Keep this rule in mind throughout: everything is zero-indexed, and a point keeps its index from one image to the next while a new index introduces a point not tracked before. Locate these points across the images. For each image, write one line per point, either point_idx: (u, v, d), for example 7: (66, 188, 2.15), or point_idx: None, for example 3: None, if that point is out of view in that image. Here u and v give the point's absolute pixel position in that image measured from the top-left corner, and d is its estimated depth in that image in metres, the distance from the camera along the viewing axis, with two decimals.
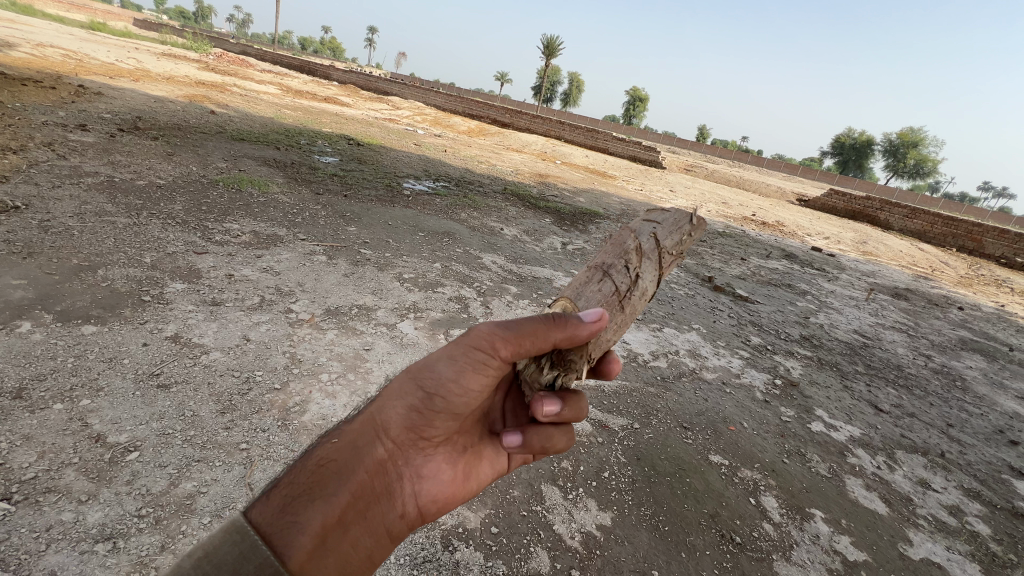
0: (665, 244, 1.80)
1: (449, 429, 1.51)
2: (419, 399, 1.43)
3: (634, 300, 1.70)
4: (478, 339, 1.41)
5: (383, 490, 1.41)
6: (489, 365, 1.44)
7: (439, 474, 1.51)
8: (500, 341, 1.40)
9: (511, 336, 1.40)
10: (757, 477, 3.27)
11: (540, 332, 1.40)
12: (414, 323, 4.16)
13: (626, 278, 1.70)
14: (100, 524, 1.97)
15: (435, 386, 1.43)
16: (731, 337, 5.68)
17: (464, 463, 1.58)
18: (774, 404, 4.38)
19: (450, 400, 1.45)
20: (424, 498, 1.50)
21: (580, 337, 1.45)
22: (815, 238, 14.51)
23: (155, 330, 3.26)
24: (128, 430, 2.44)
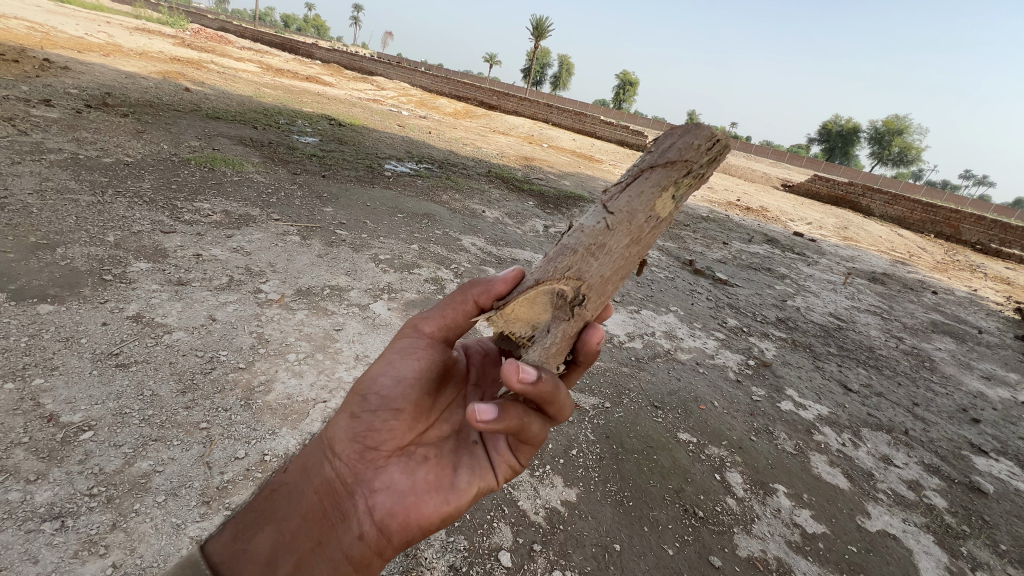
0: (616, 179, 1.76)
1: (396, 432, 1.49)
2: (356, 406, 1.52)
3: (569, 237, 1.70)
4: (403, 333, 1.65)
5: (337, 506, 1.44)
6: (420, 352, 1.62)
7: (394, 484, 1.44)
8: (424, 323, 1.67)
9: (431, 315, 1.68)
10: (724, 454, 3.32)
11: (452, 305, 1.67)
12: (388, 304, 4.11)
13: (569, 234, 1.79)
14: (48, 503, 1.93)
15: (369, 386, 1.55)
16: (707, 319, 5.74)
17: (428, 471, 1.47)
18: (746, 383, 4.45)
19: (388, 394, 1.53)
20: (381, 514, 1.42)
21: (502, 289, 1.68)
22: (798, 223, 14.66)
23: (115, 310, 3.18)
24: (83, 410, 2.39)
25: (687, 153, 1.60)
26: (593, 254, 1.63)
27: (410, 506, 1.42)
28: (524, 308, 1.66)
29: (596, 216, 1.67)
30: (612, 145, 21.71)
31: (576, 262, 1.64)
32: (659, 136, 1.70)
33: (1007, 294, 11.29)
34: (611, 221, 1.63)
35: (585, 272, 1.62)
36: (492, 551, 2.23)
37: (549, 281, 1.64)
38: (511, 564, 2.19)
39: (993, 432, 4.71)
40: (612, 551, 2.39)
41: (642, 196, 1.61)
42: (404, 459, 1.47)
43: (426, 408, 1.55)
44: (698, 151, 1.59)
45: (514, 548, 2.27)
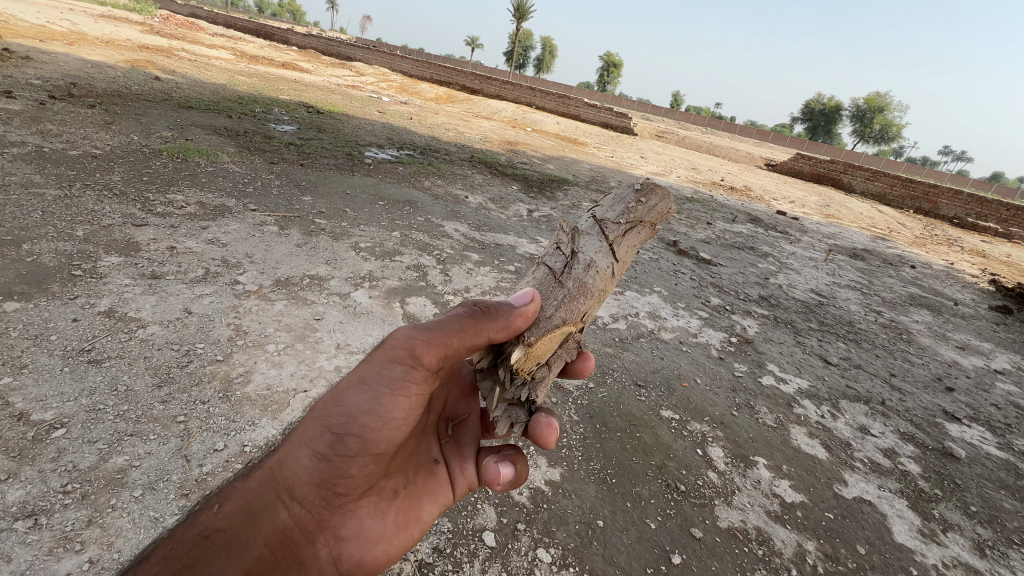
0: (609, 212, 1.97)
1: (370, 477, 1.53)
2: (330, 449, 1.43)
3: (574, 270, 1.84)
4: (397, 353, 1.48)
5: (296, 554, 1.44)
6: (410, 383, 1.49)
7: (365, 528, 1.54)
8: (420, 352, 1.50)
9: (433, 341, 1.52)
10: (705, 429, 3.38)
11: (465, 332, 1.57)
12: (369, 292, 4.07)
13: (564, 259, 1.88)
14: (21, 501, 1.89)
15: (345, 428, 1.43)
16: (691, 298, 5.79)
17: (398, 511, 1.61)
18: (728, 360, 4.51)
19: (362, 435, 1.44)
20: (346, 560, 1.53)
21: (521, 328, 1.68)
22: (781, 202, 14.79)
23: (86, 305, 3.10)
24: (55, 407, 2.34)
25: (663, 215, 2.01)
26: (599, 297, 1.89)
27: (378, 550, 1.56)
28: (543, 346, 1.73)
29: (604, 252, 1.88)
30: (597, 127, 21.55)
31: (590, 305, 1.85)
32: (650, 187, 1.97)
33: (982, 266, 11.54)
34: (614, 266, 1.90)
35: (592, 314, 1.87)
36: (477, 531, 2.25)
37: (570, 321, 1.77)
38: (495, 543, 2.21)
39: (966, 400, 4.85)
40: (595, 527, 2.42)
41: (635, 243, 1.95)
42: (373, 500, 1.55)
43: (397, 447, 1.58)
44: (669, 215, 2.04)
45: (498, 528, 2.29)
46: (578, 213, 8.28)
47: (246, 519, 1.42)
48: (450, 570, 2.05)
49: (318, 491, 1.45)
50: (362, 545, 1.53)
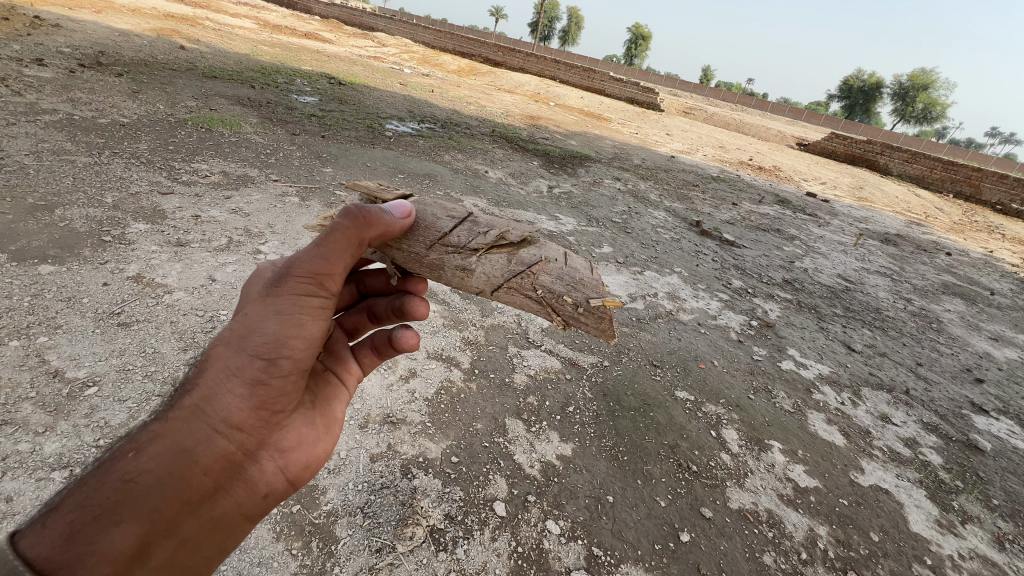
0: (547, 286, 1.59)
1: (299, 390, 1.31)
2: (263, 371, 1.19)
3: (447, 257, 1.62)
4: (306, 276, 1.23)
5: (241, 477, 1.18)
6: (327, 303, 1.28)
7: (301, 437, 1.33)
8: (332, 273, 1.27)
9: (338, 261, 1.28)
10: (720, 411, 3.35)
11: (357, 246, 1.33)
12: None
13: (462, 241, 1.63)
14: (57, 453, 2.00)
15: (276, 353, 1.19)
16: (712, 280, 5.68)
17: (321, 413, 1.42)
18: (747, 343, 4.44)
19: (293, 359, 1.22)
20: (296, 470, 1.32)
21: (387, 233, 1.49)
22: (812, 183, 14.26)
23: (116, 270, 3.20)
24: (87, 366, 2.45)
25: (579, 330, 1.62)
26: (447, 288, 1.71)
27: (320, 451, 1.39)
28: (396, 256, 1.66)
29: (486, 283, 1.63)
30: (622, 102, 20.93)
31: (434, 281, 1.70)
32: (594, 305, 1.54)
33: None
34: (482, 291, 1.66)
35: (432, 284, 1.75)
36: (487, 501, 2.29)
37: (414, 271, 1.68)
38: (505, 513, 2.25)
39: (996, 392, 4.69)
40: (605, 503, 2.44)
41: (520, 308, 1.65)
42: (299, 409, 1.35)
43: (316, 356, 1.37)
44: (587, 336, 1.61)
45: (509, 499, 2.33)
46: (598, 190, 8.13)
47: (178, 463, 1.05)
48: (461, 536, 2.09)
49: (257, 421, 1.20)
50: (308, 462, 1.34)
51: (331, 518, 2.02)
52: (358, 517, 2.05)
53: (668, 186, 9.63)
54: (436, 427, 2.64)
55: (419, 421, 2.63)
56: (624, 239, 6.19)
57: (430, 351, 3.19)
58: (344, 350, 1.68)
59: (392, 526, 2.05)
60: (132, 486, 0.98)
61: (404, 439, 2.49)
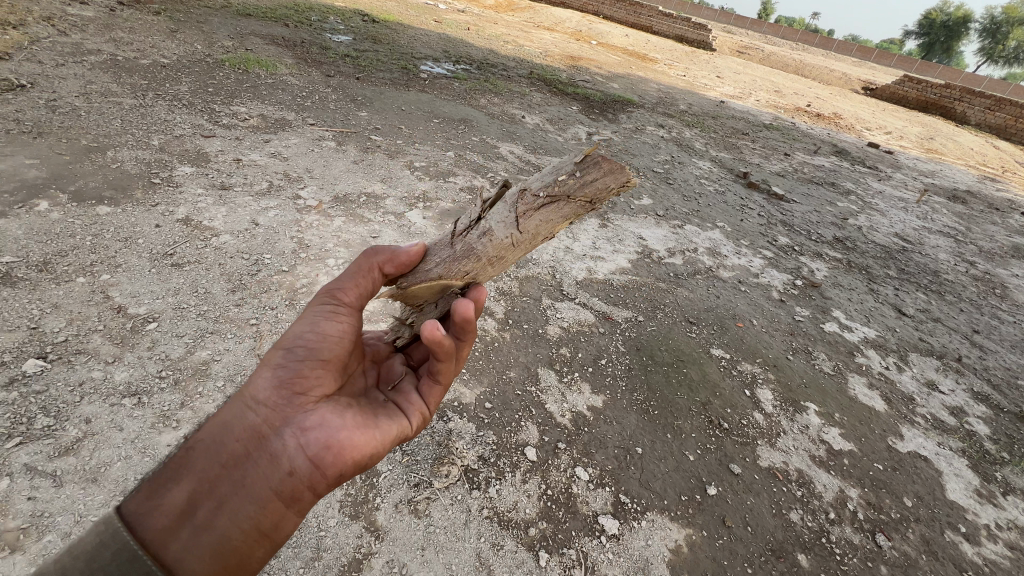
0: (541, 178, 1.39)
1: (328, 382, 1.31)
2: (286, 360, 1.27)
3: (468, 236, 1.48)
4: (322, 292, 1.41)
5: (268, 458, 1.16)
6: (341, 306, 1.39)
7: (328, 423, 1.23)
8: (342, 285, 1.41)
9: (347, 282, 1.43)
10: (756, 371, 3.29)
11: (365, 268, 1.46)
12: (423, 213, 4.08)
13: (471, 221, 1.52)
14: (126, 381, 2.17)
15: (295, 344, 1.29)
16: (756, 236, 5.43)
17: (361, 410, 1.31)
18: (789, 304, 4.28)
19: (311, 350, 1.31)
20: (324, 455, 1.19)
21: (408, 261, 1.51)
22: (875, 133, 13.10)
23: (166, 212, 3.32)
24: (147, 303, 2.60)
25: (593, 190, 1.35)
26: (492, 264, 1.47)
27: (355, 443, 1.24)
28: (423, 288, 1.50)
29: (500, 224, 1.43)
30: (670, 41, 19.43)
31: (476, 270, 1.48)
32: (585, 158, 1.34)
33: None
34: (515, 238, 1.42)
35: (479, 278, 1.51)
36: (519, 446, 2.37)
37: (449, 276, 1.48)
38: (536, 458, 2.33)
39: None
40: (634, 454, 2.49)
41: (548, 223, 1.41)
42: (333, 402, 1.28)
43: (349, 361, 1.40)
44: (604, 191, 1.34)
45: (540, 444, 2.41)
46: (640, 137, 7.74)
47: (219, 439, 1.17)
48: (494, 477, 2.19)
49: (281, 403, 1.22)
50: (337, 445, 1.21)
51: None
52: (397, 454, 2.16)
53: (715, 135, 9.05)
54: (471, 373, 2.71)
55: None
56: (665, 191, 5.93)
57: None
58: (408, 385, 1.52)
59: (429, 464, 2.16)
60: (188, 453, 1.14)
61: None
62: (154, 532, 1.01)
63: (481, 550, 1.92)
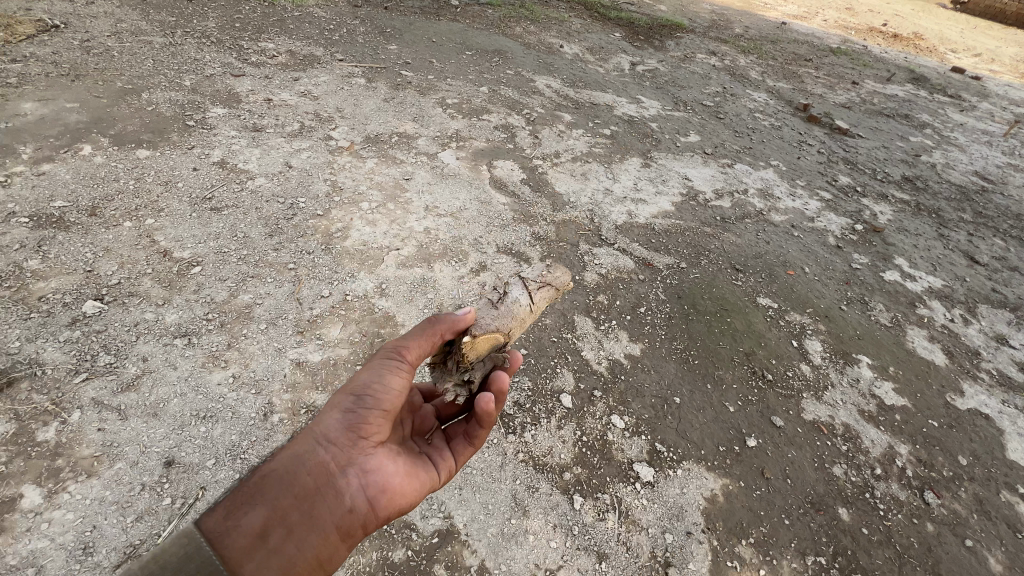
0: None
1: (386, 433, 1.35)
2: (359, 408, 1.28)
3: None
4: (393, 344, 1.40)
5: (334, 501, 1.20)
6: (407, 363, 1.38)
7: (385, 476, 1.30)
8: (410, 344, 1.41)
9: (416, 339, 1.43)
10: (806, 321, 3.12)
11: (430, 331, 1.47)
12: (456, 153, 3.93)
13: None
14: (177, 323, 2.26)
15: (366, 394, 1.30)
16: (814, 176, 4.99)
17: (408, 463, 1.38)
18: (846, 250, 3.98)
19: (381, 401, 1.32)
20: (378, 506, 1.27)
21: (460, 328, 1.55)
22: (962, 55, 11.54)
23: (203, 156, 3.32)
24: (190, 247, 2.66)
25: None
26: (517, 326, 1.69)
27: (403, 496, 1.33)
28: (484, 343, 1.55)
29: None
30: None
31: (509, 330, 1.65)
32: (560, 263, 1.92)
33: None
34: None
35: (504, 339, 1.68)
36: (555, 393, 2.36)
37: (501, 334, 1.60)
38: (572, 405, 2.33)
39: None
40: (671, 404, 2.45)
41: None
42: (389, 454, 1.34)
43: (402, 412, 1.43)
44: None
45: (575, 392, 2.40)
46: (689, 66, 7.09)
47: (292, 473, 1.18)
48: (529, 422, 2.21)
49: (351, 450, 1.26)
50: (390, 490, 1.30)
51: None
52: None
53: (773, 62, 8.19)
54: None
55: None
56: (715, 126, 5.48)
57: (499, 245, 3.15)
58: (438, 440, 1.57)
59: None
60: (257, 482, 1.14)
61: None
62: (233, 552, 1.03)
63: (516, 491, 1.96)
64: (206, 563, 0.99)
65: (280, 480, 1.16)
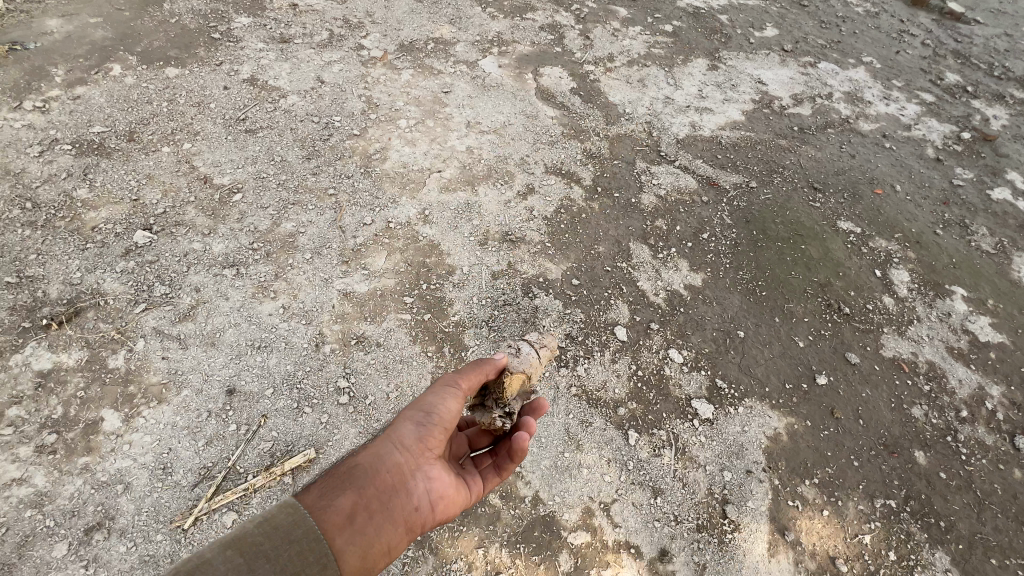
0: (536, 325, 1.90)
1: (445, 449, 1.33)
2: (428, 421, 1.28)
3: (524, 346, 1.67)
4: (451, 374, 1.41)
5: (407, 502, 1.17)
6: (462, 390, 1.37)
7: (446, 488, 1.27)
8: (468, 372, 1.42)
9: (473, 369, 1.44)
10: (893, 248, 2.77)
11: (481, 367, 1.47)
12: (498, 60, 3.54)
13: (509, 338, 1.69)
14: (224, 253, 2.24)
15: (433, 410, 1.30)
16: (915, 74, 4.24)
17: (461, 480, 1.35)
18: (948, 164, 3.44)
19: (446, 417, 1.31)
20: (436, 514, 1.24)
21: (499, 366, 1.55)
22: None
23: (232, 72, 3.12)
24: (229, 173, 2.57)
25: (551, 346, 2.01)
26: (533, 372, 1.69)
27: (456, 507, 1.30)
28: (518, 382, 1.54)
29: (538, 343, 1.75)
30: None
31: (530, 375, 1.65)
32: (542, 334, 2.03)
33: None
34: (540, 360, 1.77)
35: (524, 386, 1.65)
36: (609, 326, 2.24)
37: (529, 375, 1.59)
38: (627, 338, 2.21)
39: None
40: (734, 339, 2.28)
41: None
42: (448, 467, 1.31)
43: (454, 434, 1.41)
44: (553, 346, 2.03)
45: (630, 325, 2.26)
46: None
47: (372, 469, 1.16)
48: (581, 355, 2.12)
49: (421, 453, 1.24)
50: (445, 502, 1.27)
51: (460, 328, 2.12)
52: (484, 330, 2.13)
53: None
54: (556, 247, 2.51)
55: (539, 242, 2.51)
56: (797, 16, 4.67)
57: (548, 165, 2.89)
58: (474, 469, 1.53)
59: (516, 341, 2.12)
60: (341, 476, 1.12)
61: (524, 259, 2.42)
62: (331, 526, 0.99)
63: (570, 425, 1.92)
64: (310, 533, 0.95)
65: (361, 473, 1.14)
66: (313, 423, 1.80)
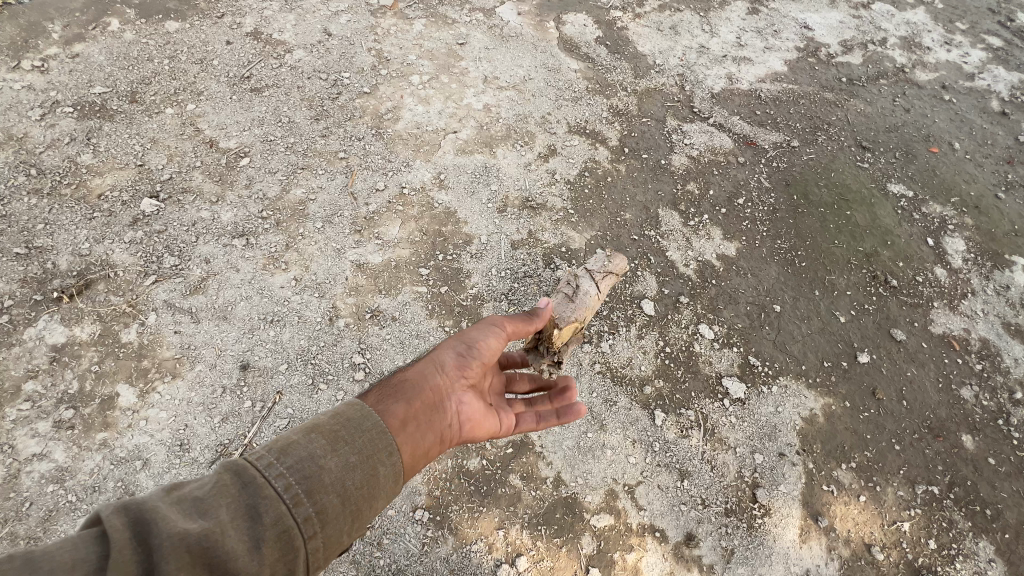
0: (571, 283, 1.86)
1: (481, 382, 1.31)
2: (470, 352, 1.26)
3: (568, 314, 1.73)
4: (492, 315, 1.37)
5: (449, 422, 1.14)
6: (505, 331, 1.34)
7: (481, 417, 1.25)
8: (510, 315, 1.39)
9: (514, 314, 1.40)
10: (949, 214, 2.54)
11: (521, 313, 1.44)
12: (517, 7, 3.25)
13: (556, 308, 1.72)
14: (233, 222, 2.15)
15: (475, 342, 1.28)
16: (983, 15, 3.79)
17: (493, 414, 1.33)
18: (1015, 118, 3.10)
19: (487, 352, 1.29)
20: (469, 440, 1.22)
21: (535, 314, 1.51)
22: None
23: (234, 26, 2.93)
24: (236, 136, 2.45)
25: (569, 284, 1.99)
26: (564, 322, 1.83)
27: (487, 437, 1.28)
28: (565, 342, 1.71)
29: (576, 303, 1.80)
30: None
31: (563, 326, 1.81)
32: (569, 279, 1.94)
33: None
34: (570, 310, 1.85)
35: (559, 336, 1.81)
36: (635, 299, 2.12)
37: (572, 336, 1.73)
38: (654, 313, 2.08)
39: None
40: (770, 313, 2.14)
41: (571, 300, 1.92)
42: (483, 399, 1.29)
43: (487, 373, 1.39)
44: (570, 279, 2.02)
45: (658, 298, 2.13)
46: None
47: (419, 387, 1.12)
48: (606, 331, 2.01)
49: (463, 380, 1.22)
50: (478, 427, 1.26)
51: (477, 302, 2.03)
52: (503, 303, 2.03)
53: None
54: (580, 215, 2.36)
55: (561, 208, 2.36)
56: None
57: (571, 124, 2.69)
58: None
59: None
60: (391, 386, 1.09)
61: (546, 227, 2.28)
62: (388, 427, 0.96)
63: (593, 405, 1.84)
64: (374, 426, 0.92)
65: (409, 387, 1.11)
66: (329, 399, 1.75)
